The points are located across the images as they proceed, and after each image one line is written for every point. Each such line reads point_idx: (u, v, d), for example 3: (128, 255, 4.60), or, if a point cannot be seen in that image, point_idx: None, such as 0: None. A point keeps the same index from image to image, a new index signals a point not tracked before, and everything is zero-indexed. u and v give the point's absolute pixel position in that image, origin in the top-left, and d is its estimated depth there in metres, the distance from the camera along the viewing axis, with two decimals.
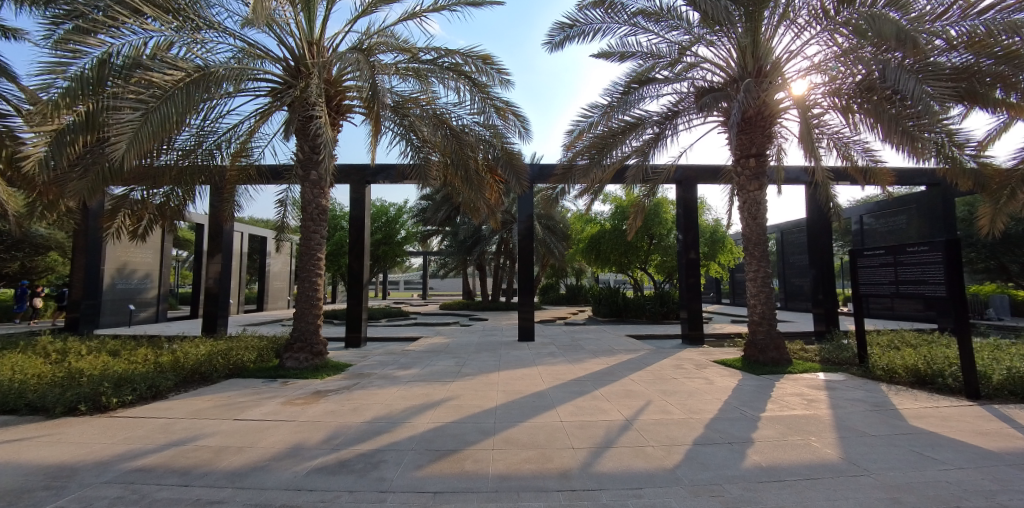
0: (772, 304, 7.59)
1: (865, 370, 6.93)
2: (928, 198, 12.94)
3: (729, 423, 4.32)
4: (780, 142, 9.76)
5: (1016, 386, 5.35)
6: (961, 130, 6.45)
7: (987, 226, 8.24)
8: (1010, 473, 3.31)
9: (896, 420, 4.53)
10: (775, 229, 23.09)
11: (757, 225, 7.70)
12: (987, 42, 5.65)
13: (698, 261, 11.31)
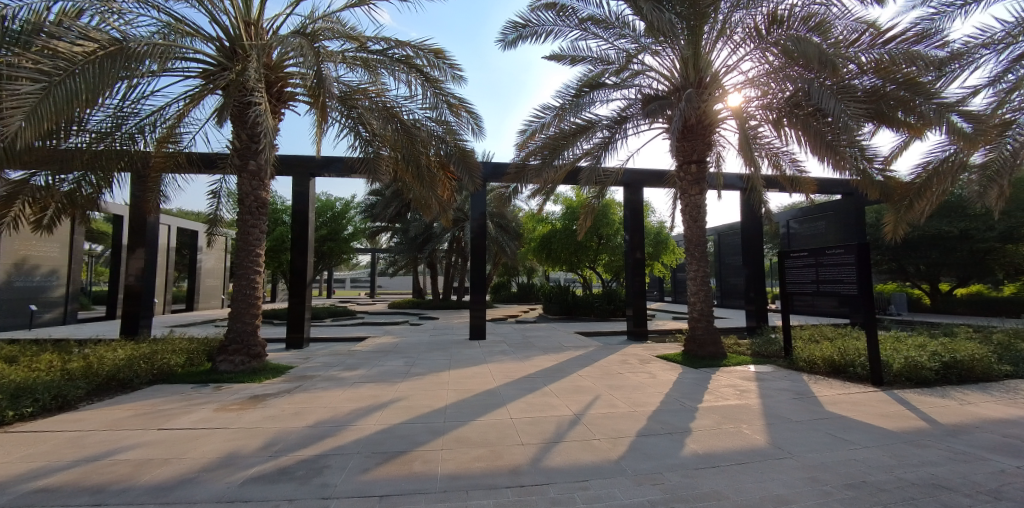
0: (710, 302, 8.07)
1: (790, 362, 7.55)
2: (843, 205, 14.34)
3: (670, 415, 4.54)
4: (719, 150, 10.43)
5: (912, 373, 6.06)
6: (871, 145, 7.13)
7: (892, 232, 9.19)
8: (906, 450, 3.75)
9: (813, 406, 5.01)
10: (713, 231, 24.64)
11: (697, 227, 8.16)
12: (893, 70, 6.31)
13: (643, 262, 11.81)
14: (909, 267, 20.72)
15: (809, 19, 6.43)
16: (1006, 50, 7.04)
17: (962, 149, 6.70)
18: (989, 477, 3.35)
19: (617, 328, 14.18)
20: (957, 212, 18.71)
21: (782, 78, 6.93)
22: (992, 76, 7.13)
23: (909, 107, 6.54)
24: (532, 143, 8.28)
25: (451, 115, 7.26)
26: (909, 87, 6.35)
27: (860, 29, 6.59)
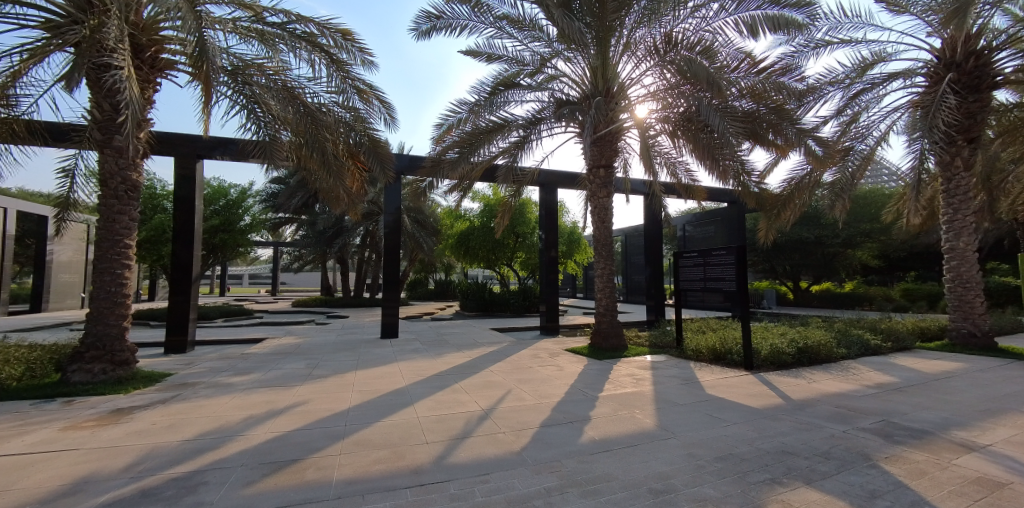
0: (615, 297, 8.63)
1: (681, 351, 8.37)
2: (727, 212, 16.27)
3: (573, 404, 4.78)
4: (626, 156, 11.23)
5: (775, 358, 7.06)
6: (750, 161, 8.12)
7: (765, 236, 10.60)
8: (764, 424, 4.37)
9: (696, 390, 5.62)
10: (620, 232, 26.36)
11: (604, 228, 8.68)
12: (765, 96, 7.21)
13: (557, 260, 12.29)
14: (777, 267, 24.24)
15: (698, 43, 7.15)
16: (847, 88, 8.49)
17: (816, 167, 8.09)
18: (823, 441, 4.03)
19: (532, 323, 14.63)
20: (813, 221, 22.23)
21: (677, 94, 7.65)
22: (837, 109, 8.58)
23: (778, 130, 7.46)
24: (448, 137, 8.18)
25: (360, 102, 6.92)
26: (778, 112, 7.28)
27: (740, 57, 7.47)
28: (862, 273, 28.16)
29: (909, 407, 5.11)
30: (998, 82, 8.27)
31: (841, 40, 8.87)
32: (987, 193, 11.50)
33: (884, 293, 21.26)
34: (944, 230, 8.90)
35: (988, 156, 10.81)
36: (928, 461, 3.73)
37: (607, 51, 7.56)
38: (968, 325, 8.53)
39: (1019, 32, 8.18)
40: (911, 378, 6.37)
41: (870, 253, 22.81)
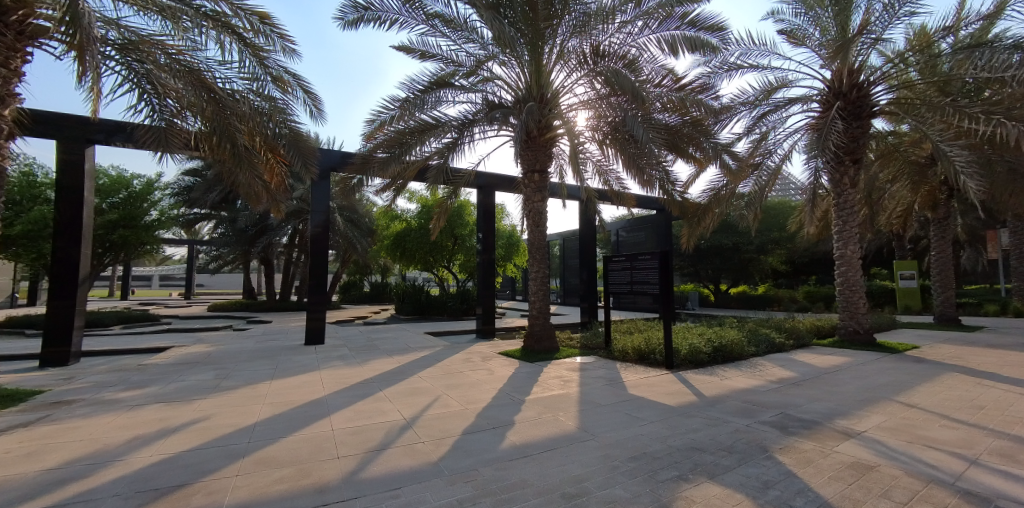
0: (548, 300, 8.78)
1: (609, 352, 8.69)
2: (656, 219, 17.23)
3: (499, 410, 4.76)
4: (561, 162, 11.62)
5: (693, 357, 7.53)
6: (673, 171, 8.64)
7: (687, 242, 11.30)
8: (677, 421, 4.63)
9: (619, 391, 5.84)
10: (557, 236, 26.90)
11: (539, 231, 8.82)
12: (686, 110, 7.71)
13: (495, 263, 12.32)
14: (701, 271, 26.09)
15: (624, 57, 7.48)
16: (755, 108, 9.31)
17: (730, 179, 8.85)
18: (727, 436, 4.32)
19: (469, 326, 14.54)
20: (732, 229, 24.18)
21: (606, 104, 7.98)
22: (747, 127, 9.38)
23: (696, 143, 8.03)
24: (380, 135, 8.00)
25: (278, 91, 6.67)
26: (695, 126, 7.86)
27: (663, 73, 7.90)
28: (773, 277, 31.10)
29: (803, 399, 5.66)
30: (874, 111, 9.51)
31: (750, 65, 9.74)
32: (869, 208, 13.12)
33: (791, 295, 23.51)
34: (838, 241, 9.97)
35: (870, 176, 12.32)
36: (814, 450, 4.12)
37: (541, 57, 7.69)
38: (854, 323, 9.65)
39: (890, 69, 9.46)
40: (807, 372, 7.07)
41: (780, 259, 25.22)
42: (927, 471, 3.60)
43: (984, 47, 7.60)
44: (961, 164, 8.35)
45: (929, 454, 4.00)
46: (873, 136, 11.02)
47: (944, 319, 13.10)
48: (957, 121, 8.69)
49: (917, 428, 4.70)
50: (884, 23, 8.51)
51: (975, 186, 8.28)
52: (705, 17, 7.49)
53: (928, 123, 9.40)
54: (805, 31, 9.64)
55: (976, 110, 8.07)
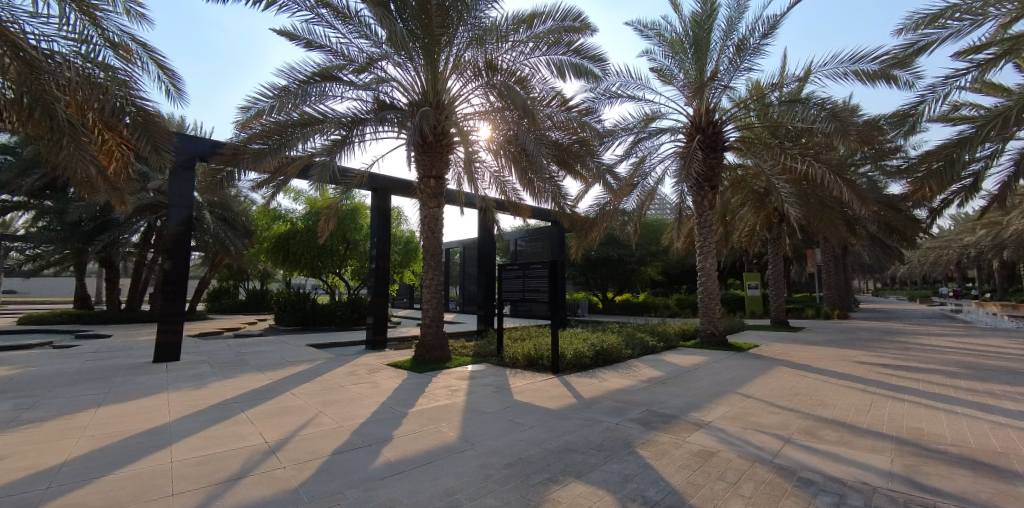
0: (441, 310, 9.03)
1: (501, 360, 8.95)
2: (551, 231, 18.35)
3: (377, 426, 4.55)
4: (458, 170, 12.21)
5: (577, 361, 8.13)
6: (563, 186, 9.37)
7: (575, 253, 12.09)
8: (554, 424, 4.87)
9: (505, 399, 5.99)
10: (457, 243, 27.33)
11: (434, 239, 9.20)
12: (571, 129, 8.34)
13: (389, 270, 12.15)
14: (590, 280, 28.36)
15: (514, 74, 7.98)
16: (632, 134, 10.42)
17: (611, 196, 9.78)
18: (598, 435, 4.65)
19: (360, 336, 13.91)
20: (617, 242, 26.66)
21: (502, 117, 8.32)
22: (626, 151, 10.46)
23: (581, 160, 8.67)
24: (256, 125, 7.54)
25: (119, 60, 5.76)
26: (582, 144, 8.54)
27: (552, 95, 8.47)
28: (652, 286, 34.95)
29: (664, 395, 6.37)
30: (726, 146, 11.24)
31: (628, 96, 10.95)
32: (723, 227, 15.46)
33: (665, 302, 26.46)
34: (701, 255, 11.43)
35: (725, 201, 14.58)
36: (669, 441, 4.61)
37: (438, 64, 7.88)
38: (711, 326, 11.15)
39: (738, 112, 11.19)
40: (670, 371, 8.00)
41: (658, 270, 28.42)
42: (753, 452, 4.25)
43: (800, 103, 9.44)
44: (787, 194, 10.44)
45: (756, 436, 4.73)
46: (725, 167, 13.05)
47: (778, 322, 15.80)
48: (784, 160, 10.62)
49: (749, 415, 5.56)
50: (729, 74, 10.24)
51: (794, 212, 10.37)
52: (588, 48, 8.23)
53: (764, 160, 11.40)
54: (671, 73, 11.08)
55: (795, 152, 10.05)
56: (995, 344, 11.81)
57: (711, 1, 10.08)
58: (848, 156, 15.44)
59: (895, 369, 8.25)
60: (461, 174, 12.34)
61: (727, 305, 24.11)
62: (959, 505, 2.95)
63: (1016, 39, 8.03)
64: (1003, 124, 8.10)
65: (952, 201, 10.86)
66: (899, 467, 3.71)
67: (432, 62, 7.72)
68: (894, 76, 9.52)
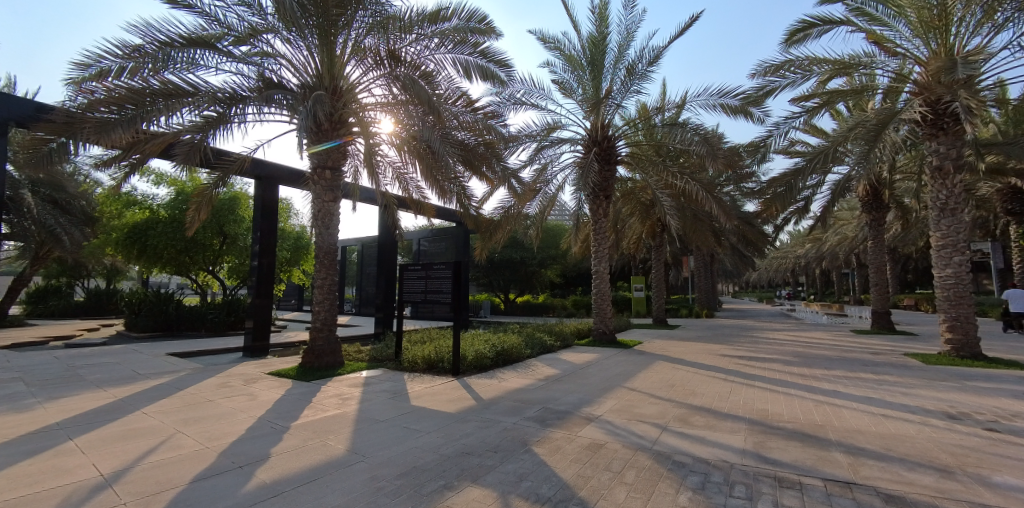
0: (334, 312, 8.50)
1: (399, 365, 8.75)
2: (454, 232, 18.35)
3: (251, 444, 4.03)
4: (357, 164, 11.59)
5: (477, 363, 8.30)
6: (468, 187, 9.46)
7: (479, 254, 12.25)
8: (452, 429, 4.81)
9: (402, 406, 5.76)
10: (356, 241, 25.69)
11: (329, 236, 8.90)
12: (479, 131, 8.44)
13: (274, 268, 11.04)
14: (493, 281, 28.95)
15: (417, 68, 7.91)
16: (535, 141, 10.89)
17: (516, 199, 10.10)
18: (495, 436, 4.71)
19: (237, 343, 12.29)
20: (520, 245, 27.62)
21: (405, 111, 8.24)
22: (530, 157, 10.88)
23: (487, 162, 8.82)
24: (98, 88, 6.29)
25: None
26: (488, 147, 8.64)
27: (459, 94, 8.43)
28: (552, 288, 36.96)
29: (559, 393, 6.73)
30: (618, 160, 12.30)
31: (531, 104, 11.41)
32: (614, 234, 16.93)
33: (562, 302, 28.46)
34: (597, 260, 12.29)
35: (617, 210, 16.06)
36: (562, 437, 4.85)
37: (334, 47, 7.80)
38: (602, 325, 12.08)
39: (629, 130, 12.35)
40: (565, 369, 8.50)
41: (556, 272, 30.11)
42: (635, 441, 4.67)
43: (680, 126, 10.75)
44: (669, 207, 11.79)
45: (638, 426, 5.21)
46: (617, 179, 14.33)
47: (658, 321, 17.77)
48: (666, 177, 11.99)
49: (632, 407, 6.12)
50: (622, 93, 11.20)
51: (674, 223, 11.72)
52: (495, 51, 8.35)
53: (649, 176, 12.69)
54: (570, 87, 11.73)
55: (675, 170, 11.43)
56: (814, 337, 14.73)
57: (604, 25, 11.09)
58: (714, 177, 18.01)
59: (746, 360, 9.79)
60: (359, 167, 11.63)
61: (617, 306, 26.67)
62: (790, 472, 3.57)
63: (831, 94, 10.18)
64: (824, 160, 10.15)
65: (791, 219, 13.47)
66: (749, 444, 4.37)
67: (329, 43, 7.51)
68: (750, 112, 11.33)
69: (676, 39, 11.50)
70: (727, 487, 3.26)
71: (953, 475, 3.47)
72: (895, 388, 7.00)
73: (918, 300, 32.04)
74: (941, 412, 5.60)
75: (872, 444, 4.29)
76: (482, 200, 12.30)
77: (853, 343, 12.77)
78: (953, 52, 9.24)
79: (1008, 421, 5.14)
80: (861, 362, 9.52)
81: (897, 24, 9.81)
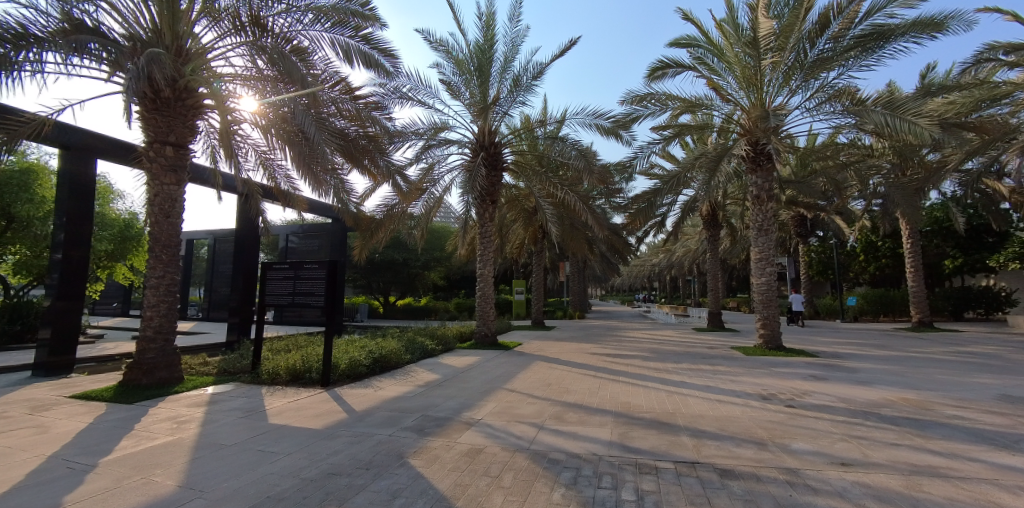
0: (171, 317, 7.45)
1: (256, 378, 7.68)
2: (331, 228, 16.90)
3: (28, 493, 3.05)
4: (210, 143, 9.89)
5: (351, 371, 7.73)
6: (348, 181, 8.78)
7: (358, 254, 11.47)
8: (318, 448, 4.33)
9: (257, 426, 5.00)
10: (207, 234, 21.96)
11: (169, 223, 7.47)
12: (361, 122, 7.87)
13: (87, 261, 8.79)
14: (373, 283, 27.39)
15: (288, 41, 7.15)
16: (422, 139, 10.61)
17: (401, 198, 9.72)
18: (369, 451, 4.37)
19: (20, 359, 9.44)
20: (403, 246, 26.61)
21: (273, 87, 7.40)
22: (417, 155, 10.57)
23: (370, 155, 8.29)
24: None
25: None
26: (371, 140, 8.20)
27: (337, 78, 7.76)
28: (434, 291, 36.46)
29: (440, 398, 6.62)
30: (504, 166, 12.70)
31: (418, 101, 11.13)
32: (499, 239, 17.46)
33: (445, 305, 28.40)
34: (481, 263, 12.52)
35: (502, 215, 16.61)
36: (442, 445, 4.73)
37: (178, 0, 6.74)
38: (485, 328, 12.30)
39: (514, 138, 12.90)
40: (447, 373, 8.41)
41: (441, 275, 29.82)
42: (514, 442, 4.80)
43: (561, 141, 11.57)
44: (551, 214, 12.56)
45: (516, 427, 5.38)
46: (503, 185, 14.82)
47: (537, 322, 18.83)
48: (548, 187, 12.81)
49: (511, 408, 6.31)
50: (508, 102, 11.62)
51: (554, 230, 12.59)
52: (378, 39, 7.92)
53: (533, 184, 13.31)
54: (458, 88, 11.75)
55: (555, 181, 12.30)
56: (665, 334, 17.18)
57: (491, 34, 11.40)
58: (589, 190, 19.78)
59: (612, 357, 10.93)
60: (213, 146, 9.89)
61: (499, 308, 27.54)
62: (647, 458, 4.05)
63: (681, 127, 12.03)
64: (675, 183, 11.90)
65: (650, 232, 15.67)
66: (615, 436, 4.84)
67: None
68: (620, 134, 12.73)
69: (556, 58, 12.39)
70: (596, 479, 3.53)
71: (764, 446, 4.34)
72: (725, 377, 8.53)
73: (738, 302, 39.73)
74: (755, 395, 6.98)
75: (708, 426, 5.13)
76: (364, 196, 11.56)
77: (693, 339, 15.22)
78: (764, 105, 11.71)
79: (797, 399, 6.64)
80: (701, 355, 11.38)
81: (726, 75, 12.03)
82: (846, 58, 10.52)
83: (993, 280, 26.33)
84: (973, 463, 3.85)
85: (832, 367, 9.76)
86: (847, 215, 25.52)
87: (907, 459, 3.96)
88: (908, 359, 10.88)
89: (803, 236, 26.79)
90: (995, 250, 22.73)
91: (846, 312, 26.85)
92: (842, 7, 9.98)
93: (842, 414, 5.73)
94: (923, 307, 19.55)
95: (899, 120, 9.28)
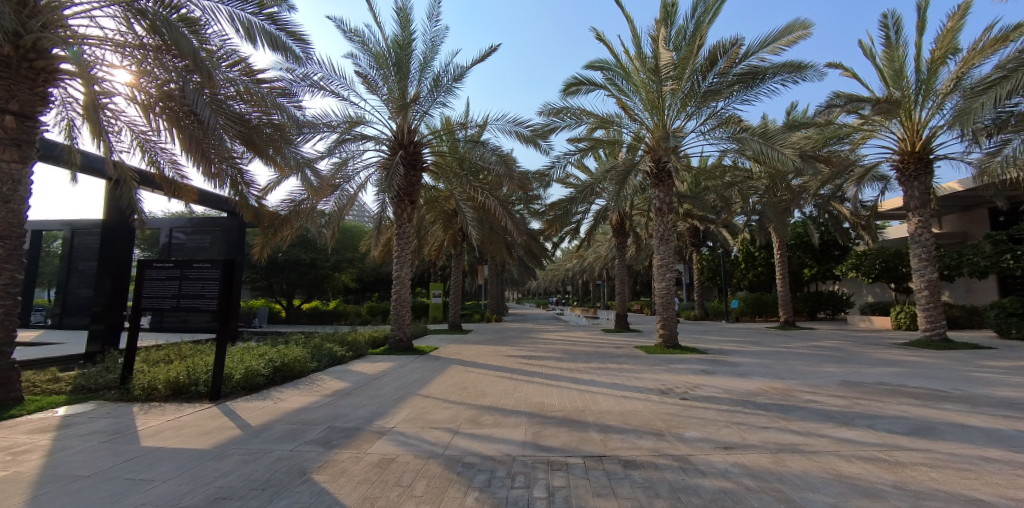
0: (9, 324, 6.12)
1: (125, 394, 6.60)
2: (228, 224, 15.11)
3: None
4: (68, 114, 8.30)
5: (247, 381, 6.99)
6: (248, 171, 7.97)
7: (258, 253, 10.48)
8: (203, 470, 3.83)
9: (123, 450, 4.28)
10: (61, 224, 18.23)
11: (8, 210, 6.14)
12: (263, 109, 7.18)
13: None
14: (274, 285, 25.02)
15: (175, 9, 6.28)
16: (335, 132, 9.99)
17: (310, 193, 9.03)
18: (265, 469, 3.97)
19: None
20: (310, 245, 24.71)
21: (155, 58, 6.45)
22: (329, 149, 9.92)
23: (275, 145, 7.56)
24: None
25: None
26: (277, 129, 7.47)
27: (236, 57, 6.99)
28: (345, 294, 34.37)
29: (349, 408, 6.25)
30: (423, 167, 12.41)
31: (330, 91, 10.44)
32: (417, 240, 17.02)
33: (356, 309, 26.90)
34: (398, 264, 12.12)
35: (421, 216, 16.18)
36: (349, 458, 4.45)
37: None
38: (400, 332, 11.89)
39: (434, 139, 12.63)
40: (357, 381, 7.95)
41: (352, 276, 28.15)
42: (429, 449, 4.69)
43: (481, 145, 11.64)
44: (470, 217, 12.57)
45: (430, 433, 5.26)
46: (422, 185, 14.48)
47: (454, 325, 18.65)
48: (467, 190, 12.77)
49: (426, 414, 6.16)
50: (428, 102, 11.43)
51: (475, 233, 12.64)
52: (285, 20, 7.29)
53: (453, 186, 13.24)
54: (376, 82, 11.26)
55: (476, 184, 12.31)
56: (578, 336, 18.07)
57: (410, 31, 11.13)
58: (508, 195, 20.16)
59: (528, 358, 11.22)
60: (72, 119, 8.32)
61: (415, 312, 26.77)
62: (558, 455, 4.22)
63: (594, 141, 12.79)
64: (588, 193, 12.64)
65: (565, 238, 16.41)
66: (529, 436, 4.97)
67: None
68: (538, 142, 13.17)
69: (477, 63, 12.46)
70: (509, 479, 3.60)
71: (661, 437, 4.77)
72: (630, 374, 9.23)
73: (642, 305, 43.21)
74: (655, 390, 7.66)
75: (616, 422, 5.49)
76: (267, 189, 10.54)
77: (603, 340, 16.19)
78: (666, 127, 12.95)
79: (690, 392, 7.41)
80: (609, 354, 12.16)
81: (633, 97, 13.09)
82: (730, 92, 12.03)
83: (838, 286, 31.92)
84: (822, 439, 4.62)
85: (718, 362, 11.04)
86: (731, 228, 29.20)
87: (774, 439, 4.63)
88: (776, 353, 12.71)
89: (697, 245, 30.04)
90: (839, 261, 27.61)
91: (729, 313, 30.60)
92: (727, 47, 11.49)
93: (726, 404, 6.53)
94: (788, 308, 22.97)
95: (770, 148, 10.86)
